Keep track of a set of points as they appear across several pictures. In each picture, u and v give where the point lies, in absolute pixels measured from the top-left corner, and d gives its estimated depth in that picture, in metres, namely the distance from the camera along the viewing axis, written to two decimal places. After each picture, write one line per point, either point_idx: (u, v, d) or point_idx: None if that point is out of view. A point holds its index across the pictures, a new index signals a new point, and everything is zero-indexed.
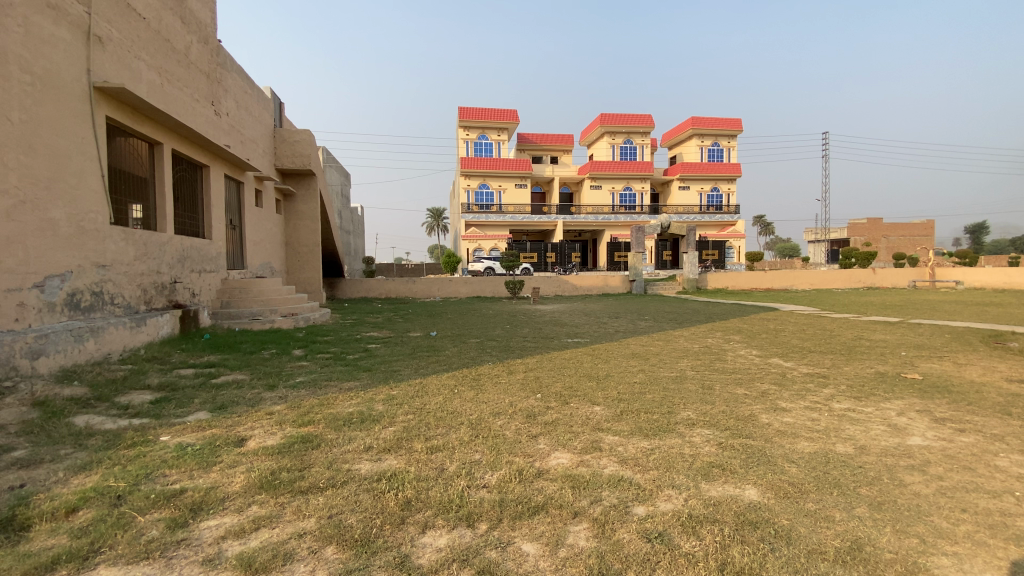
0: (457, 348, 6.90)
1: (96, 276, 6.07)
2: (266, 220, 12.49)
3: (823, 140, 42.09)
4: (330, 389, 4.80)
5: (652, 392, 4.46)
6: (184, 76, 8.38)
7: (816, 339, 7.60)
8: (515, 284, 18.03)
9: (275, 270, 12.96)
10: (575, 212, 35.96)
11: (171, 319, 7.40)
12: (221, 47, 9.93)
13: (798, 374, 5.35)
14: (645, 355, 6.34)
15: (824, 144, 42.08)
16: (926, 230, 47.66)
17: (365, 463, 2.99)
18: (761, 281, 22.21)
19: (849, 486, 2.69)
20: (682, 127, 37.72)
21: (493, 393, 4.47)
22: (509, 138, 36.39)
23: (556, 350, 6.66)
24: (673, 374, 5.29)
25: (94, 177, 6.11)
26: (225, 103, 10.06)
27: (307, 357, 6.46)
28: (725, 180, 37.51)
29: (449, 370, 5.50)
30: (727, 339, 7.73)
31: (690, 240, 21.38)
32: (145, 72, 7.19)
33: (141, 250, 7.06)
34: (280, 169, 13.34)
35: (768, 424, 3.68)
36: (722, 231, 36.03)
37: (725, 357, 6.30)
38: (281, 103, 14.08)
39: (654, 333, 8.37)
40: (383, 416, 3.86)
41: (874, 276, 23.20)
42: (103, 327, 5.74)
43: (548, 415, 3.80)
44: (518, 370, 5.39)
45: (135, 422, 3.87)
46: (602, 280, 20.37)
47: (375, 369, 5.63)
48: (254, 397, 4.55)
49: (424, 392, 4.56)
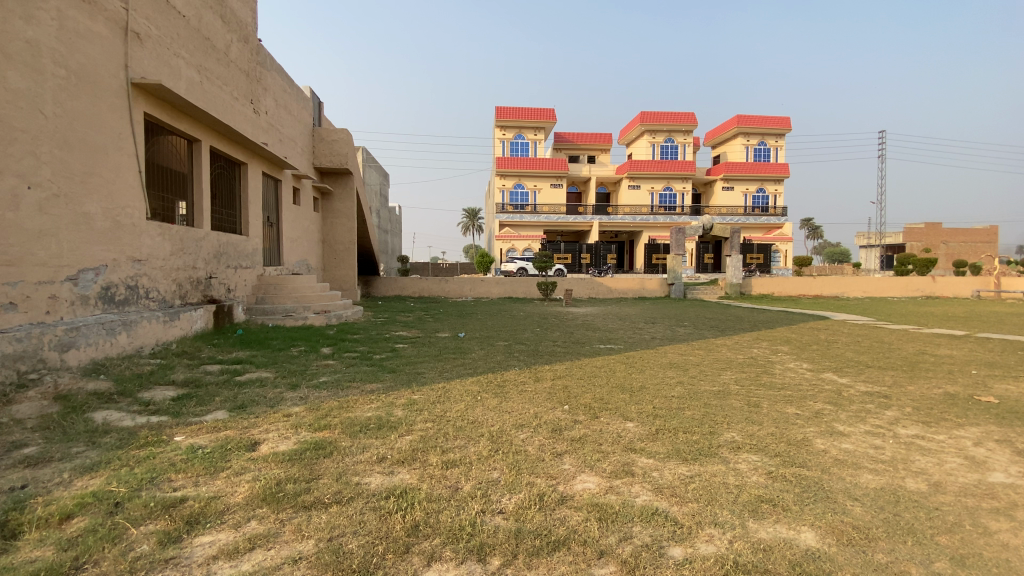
0: (485, 351, 6.68)
1: (131, 270, 6.18)
2: (303, 218, 12.64)
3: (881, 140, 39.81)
4: (350, 390, 4.65)
5: (692, 408, 4.11)
6: (223, 74, 8.51)
7: (873, 353, 6.99)
8: (548, 286, 17.73)
9: (311, 267, 13.11)
10: (612, 213, 35.31)
11: (205, 313, 7.47)
12: (260, 46, 10.08)
13: (855, 392, 4.85)
14: (683, 366, 5.95)
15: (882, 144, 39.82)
16: (991, 237, 44.48)
17: (376, 476, 2.79)
18: (808, 288, 21.13)
19: (924, 532, 2.28)
20: (726, 126, 36.48)
21: (518, 402, 4.21)
22: (546, 138, 36.08)
23: (589, 357, 6.35)
24: (714, 388, 4.90)
25: (130, 172, 6.22)
26: (264, 102, 10.22)
27: (333, 356, 6.36)
28: (771, 181, 36.01)
29: (475, 374, 5.28)
30: (773, 351, 7.20)
31: (733, 243, 20.52)
32: (185, 70, 7.32)
33: (177, 245, 7.16)
34: (318, 167, 13.51)
35: (823, 453, 3.28)
36: (766, 234, 34.61)
37: (771, 370, 5.84)
38: (321, 102, 14.28)
39: (693, 341, 7.92)
40: (401, 423, 3.66)
41: (933, 285, 21.67)
42: (136, 320, 5.81)
43: (576, 430, 3.51)
44: (547, 378, 5.12)
45: (152, 420, 3.82)
46: (638, 283, 19.82)
47: (399, 370, 5.46)
48: (273, 397, 4.44)
49: (446, 397, 4.35)
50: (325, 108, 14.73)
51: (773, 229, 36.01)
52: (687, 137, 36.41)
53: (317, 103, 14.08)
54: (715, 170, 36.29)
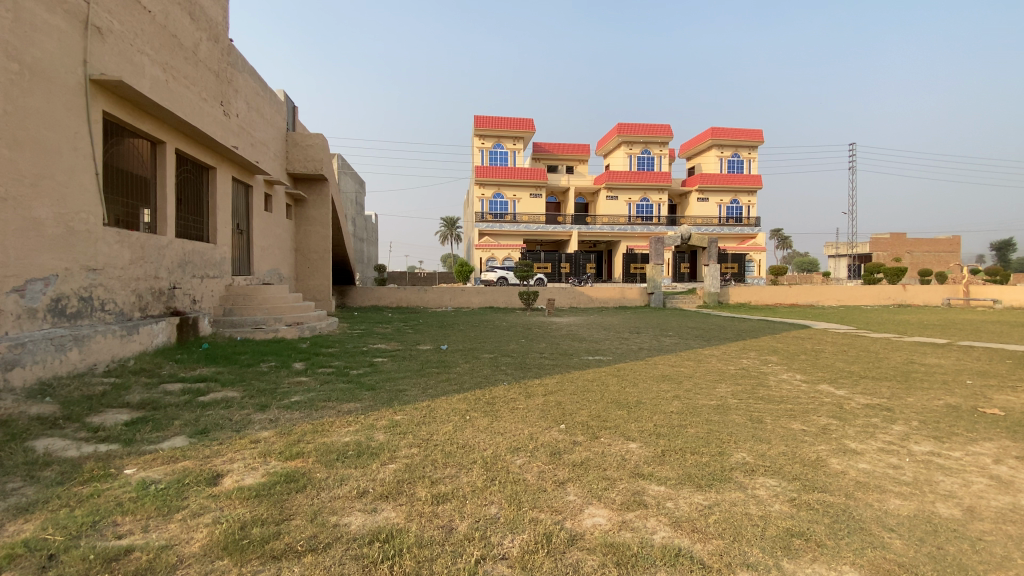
0: (470, 364, 6.35)
1: (85, 280, 5.66)
2: (275, 225, 12.12)
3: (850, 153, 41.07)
4: (326, 412, 4.26)
5: (695, 426, 3.87)
6: (191, 74, 8.04)
7: (863, 363, 6.92)
8: (528, 295, 17.50)
9: (283, 277, 12.57)
10: (590, 222, 35.43)
11: (167, 327, 6.95)
12: (231, 46, 9.62)
13: (856, 405, 4.70)
14: (677, 378, 5.73)
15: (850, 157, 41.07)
16: (952, 247, 46.28)
17: (357, 516, 2.44)
18: (785, 296, 21.41)
19: (974, 568, 2.07)
20: (702, 138, 37.13)
21: (510, 421, 3.91)
22: (524, 147, 36.06)
23: (579, 370, 6.09)
24: (713, 402, 4.68)
25: (87, 175, 5.73)
26: (235, 104, 9.75)
27: (307, 372, 5.93)
28: (745, 192, 36.72)
29: (461, 391, 4.95)
30: (764, 361, 7.06)
31: (711, 253, 20.65)
32: (150, 68, 6.84)
33: (137, 253, 6.65)
34: (291, 173, 13.02)
35: (841, 475, 3.07)
36: (742, 244, 35.24)
37: (767, 382, 5.68)
38: (295, 107, 13.82)
39: (682, 351, 7.74)
40: (384, 450, 3.31)
41: (904, 293, 22.22)
42: (89, 335, 5.30)
43: (575, 454, 3.23)
44: (538, 394, 4.83)
45: (102, 449, 3.37)
46: (619, 292, 19.77)
47: (378, 388, 5.09)
48: (240, 420, 4.02)
49: (432, 418, 4.02)
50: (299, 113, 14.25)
51: (747, 239, 36.65)
52: (664, 148, 36.91)
53: (291, 107, 13.63)
54: (691, 180, 36.83)
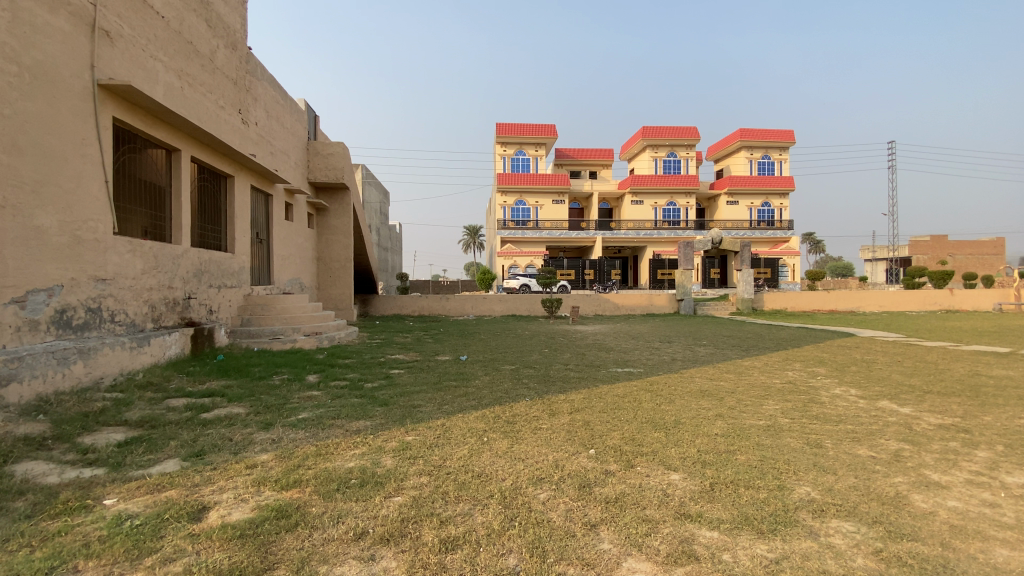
0: (490, 377, 5.96)
1: (93, 290, 5.50)
2: (296, 234, 12.01)
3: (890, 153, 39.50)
4: (333, 431, 3.92)
5: (744, 453, 3.40)
6: (208, 81, 7.94)
7: (923, 376, 6.26)
8: (552, 303, 17.03)
9: (304, 286, 12.44)
10: (615, 228, 34.80)
11: (181, 338, 6.76)
12: (250, 54, 9.56)
13: (927, 426, 4.12)
14: (716, 394, 5.22)
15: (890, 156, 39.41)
16: (998, 249, 43.99)
17: (351, 566, 2.06)
18: (822, 302, 20.41)
19: None
20: (729, 140, 36.21)
21: (533, 445, 3.50)
22: (547, 154, 35.76)
23: (608, 384, 5.64)
24: (761, 422, 4.18)
25: (95, 183, 5.59)
26: (254, 112, 9.67)
27: (319, 385, 5.62)
28: (775, 194, 35.57)
29: (480, 408, 4.56)
30: (811, 373, 6.46)
31: (743, 257, 19.83)
32: (163, 74, 6.73)
33: (150, 263, 6.49)
34: (313, 182, 12.94)
35: (929, 516, 2.56)
36: (773, 248, 34.06)
37: (819, 398, 5.13)
38: (316, 116, 13.79)
39: (719, 363, 7.20)
40: (391, 479, 2.93)
41: (952, 298, 20.92)
42: (95, 348, 5.12)
43: (609, 487, 2.80)
44: (564, 411, 4.40)
45: (84, 476, 3.09)
46: (646, 299, 19.12)
47: (392, 403, 4.74)
48: (240, 441, 3.71)
49: (447, 439, 3.63)
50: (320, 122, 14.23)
51: (780, 243, 35.41)
52: (690, 151, 36.11)
53: (313, 117, 13.60)
54: (719, 183, 35.87)
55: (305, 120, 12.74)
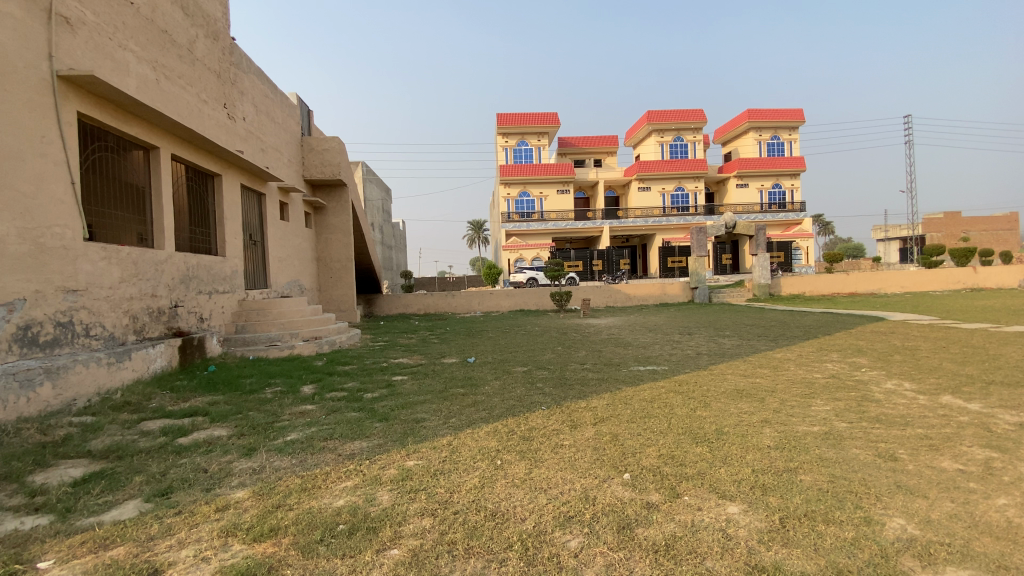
0: (502, 382, 5.42)
1: (63, 303, 5.02)
2: (293, 235, 11.51)
3: (910, 126, 37.98)
4: (323, 456, 3.40)
5: (808, 473, 2.85)
6: (187, 73, 7.41)
7: (980, 364, 5.66)
8: (562, 296, 16.46)
9: (304, 288, 11.97)
10: (622, 216, 34.08)
11: (167, 350, 6.28)
12: (234, 45, 9.00)
13: (1009, 427, 3.55)
14: (756, 394, 4.67)
15: (910, 129, 37.95)
16: (1014, 224, 42.89)
17: None
18: (841, 284, 19.72)
19: None
20: (737, 121, 35.29)
21: (555, 469, 2.97)
22: (550, 143, 35.01)
23: (632, 386, 5.09)
24: (816, 429, 3.62)
25: (60, 185, 5.08)
26: (241, 107, 9.15)
27: (313, 398, 5.10)
28: (786, 175, 34.67)
29: (491, 420, 4.03)
30: (852, 365, 5.90)
31: (758, 241, 19.11)
32: (135, 65, 6.20)
33: (129, 270, 5.99)
34: (308, 180, 12.42)
35: None
36: (786, 232, 33.25)
37: (872, 394, 4.57)
38: (309, 111, 13.24)
39: (749, 356, 6.62)
40: (386, 525, 2.40)
41: (977, 275, 20.10)
42: (65, 366, 4.63)
43: (655, 530, 2.26)
44: (586, 423, 3.87)
45: (25, 527, 2.58)
46: (659, 289, 18.53)
47: (392, 418, 4.22)
48: (217, 473, 3.20)
49: (454, 465, 3.11)
50: (314, 118, 13.68)
51: (792, 226, 34.55)
52: (696, 134, 35.26)
53: (306, 111, 13.06)
54: (728, 167, 35.02)
55: (298, 115, 12.21)
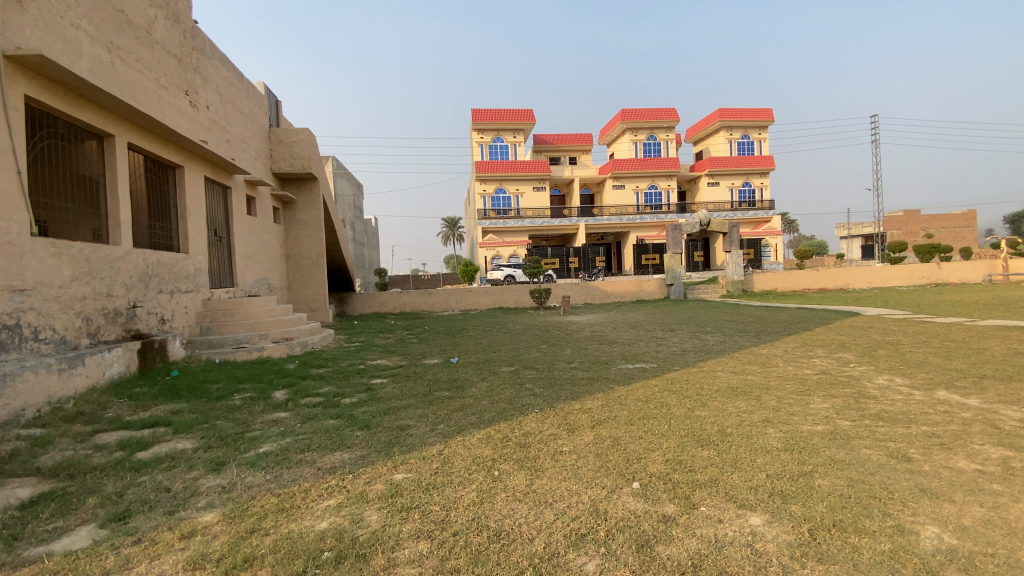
0: (489, 383, 5.18)
1: (8, 304, 4.53)
2: (260, 231, 10.97)
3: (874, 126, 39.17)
4: (301, 470, 3.10)
5: (824, 477, 2.72)
6: (146, 57, 6.89)
7: (963, 358, 5.71)
8: (540, 294, 16.31)
9: (273, 287, 11.45)
10: (598, 213, 34.17)
11: (125, 354, 5.80)
12: (196, 28, 8.46)
13: (1011, 423, 3.52)
14: (752, 392, 4.56)
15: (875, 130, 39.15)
16: (967, 221, 44.94)
17: None
18: (812, 280, 20.17)
19: None
20: (709, 120, 35.79)
21: (557, 480, 2.75)
22: (525, 139, 34.77)
23: (624, 385, 4.93)
24: (820, 428, 3.51)
25: (3, 175, 4.60)
26: (204, 94, 8.61)
27: (287, 404, 4.75)
28: (756, 174, 35.41)
29: (481, 426, 3.79)
30: (840, 360, 5.89)
31: (733, 238, 19.35)
32: (88, 47, 5.65)
33: (82, 268, 5.49)
34: (276, 173, 11.88)
35: None
36: (756, 229, 33.95)
37: (868, 391, 4.52)
38: (278, 101, 12.67)
39: (736, 353, 6.56)
40: (379, 551, 2.13)
41: (939, 271, 20.83)
42: (12, 373, 4.17)
43: (680, 547, 2.07)
44: (583, 426, 3.67)
45: None
46: (636, 286, 18.56)
47: (374, 425, 3.93)
48: (181, 492, 2.87)
49: (448, 477, 2.86)
50: (282, 109, 13.09)
51: (761, 224, 35.29)
52: (670, 133, 35.62)
53: (274, 102, 12.49)
54: (700, 165, 35.51)
55: (266, 105, 11.65)
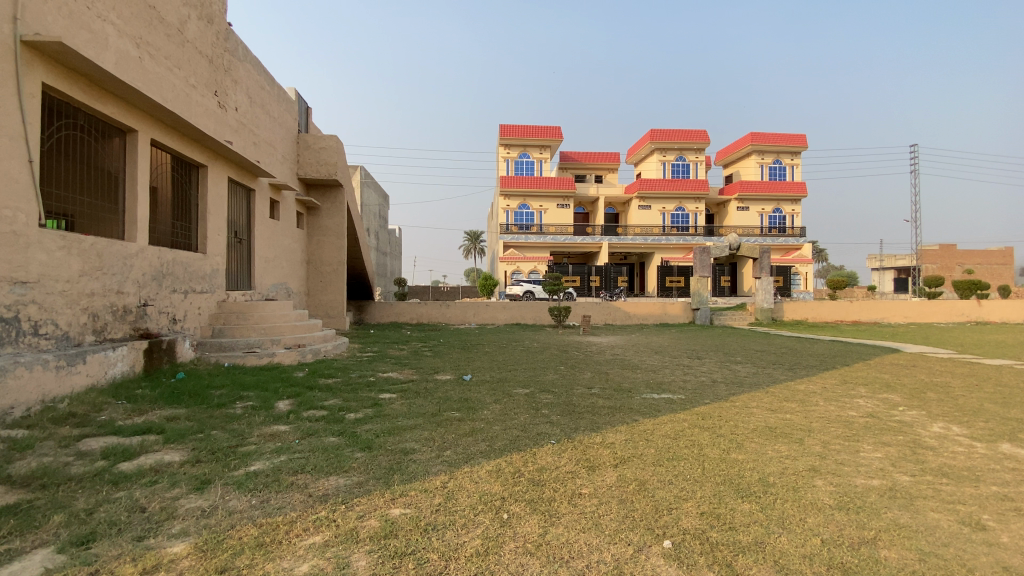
0: (503, 407, 4.83)
1: (9, 296, 4.40)
2: (282, 235, 10.90)
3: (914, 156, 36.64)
4: (291, 496, 2.81)
5: (890, 547, 2.29)
6: (176, 55, 6.87)
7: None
8: (560, 312, 15.92)
9: (291, 291, 11.34)
10: (622, 233, 33.74)
11: (130, 353, 5.65)
12: (230, 30, 8.49)
13: None
14: (793, 434, 4.12)
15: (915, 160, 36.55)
16: (1007, 258, 43.07)
17: None
18: (844, 312, 19.35)
19: None
20: (740, 143, 35.21)
21: (575, 531, 2.39)
22: (552, 156, 34.71)
23: (649, 419, 4.51)
24: (876, 483, 3.08)
25: (14, 162, 4.50)
26: (233, 96, 8.61)
27: (289, 417, 4.49)
28: (787, 200, 34.62)
29: (492, 455, 3.45)
30: (886, 402, 5.38)
31: (762, 264, 18.69)
32: (114, 40, 5.58)
33: (92, 263, 5.37)
34: (302, 178, 11.85)
35: None
36: (785, 256, 33.10)
37: (924, 440, 4.03)
38: (308, 107, 12.75)
39: (770, 387, 6.11)
40: None
41: (981, 308, 19.78)
42: (5, 368, 4.01)
43: None
44: (605, 464, 3.30)
45: None
46: (659, 308, 18.03)
47: (376, 447, 3.62)
48: (156, 514, 2.60)
49: (450, 517, 2.52)
50: (312, 116, 13.15)
51: (791, 251, 34.31)
52: (699, 155, 35.15)
53: (303, 108, 12.54)
54: (729, 189, 34.86)
55: (295, 111, 11.69)
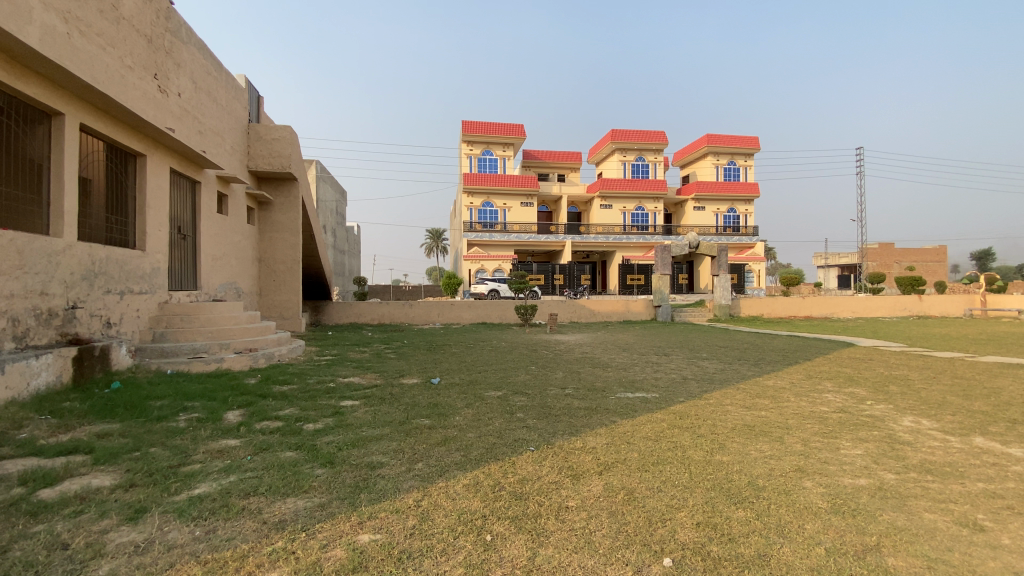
0: (475, 411, 4.57)
1: None
2: (231, 231, 10.21)
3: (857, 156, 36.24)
4: (243, 524, 2.46)
5: (897, 555, 2.18)
6: (110, 32, 6.24)
7: (983, 398, 5.31)
8: (526, 310, 15.77)
9: (241, 292, 10.66)
10: (584, 231, 33.95)
11: (57, 361, 5.06)
12: (171, 9, 7.83)
13: None
14: (771, 432, 4.06)
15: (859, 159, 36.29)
16: (939, 256, 46.01)
17: None
18: (797, 308, 20.08)
19: None
20: (696, 144, 36.14)
21: (570, 553, 2.16)
22: (514, 154, 34.52)
23: (626, 420, 4.36)
24: (864, 483, 3.01)
25: None
26: (175, 80, 7.94)
27: (240, 429, 4.08)
28: (741, 200, 35.78)
29: (467, 467, 3.19)
30: (853, 397, 5.46)
31: (720, 262, 19.13)
32: (41, 13, 4.97)
33: (11, 261, 4.77)
34: (253, 171, 11.17)
35: None
36: (739, 255, 34.24)
37: (898, 435, 4.05)
38: (259, 97, 12.04)
39: (740, 383, 6.11)
40: None
41: (920, 303, 20.96)
42: None
43: None
44: (589, 472, 3.10)
45: None
46: (622, 306, 18.17)
47: (339, 461, 3.30)
48: (81, 552, 2.20)
49: (428, 543, 2.24)
50: (263, 106, 12.42)
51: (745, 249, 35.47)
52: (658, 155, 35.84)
53: (254, 97, 11.82)
54: (687, 189, 35.72)
55: (245, 100, 10.99)
